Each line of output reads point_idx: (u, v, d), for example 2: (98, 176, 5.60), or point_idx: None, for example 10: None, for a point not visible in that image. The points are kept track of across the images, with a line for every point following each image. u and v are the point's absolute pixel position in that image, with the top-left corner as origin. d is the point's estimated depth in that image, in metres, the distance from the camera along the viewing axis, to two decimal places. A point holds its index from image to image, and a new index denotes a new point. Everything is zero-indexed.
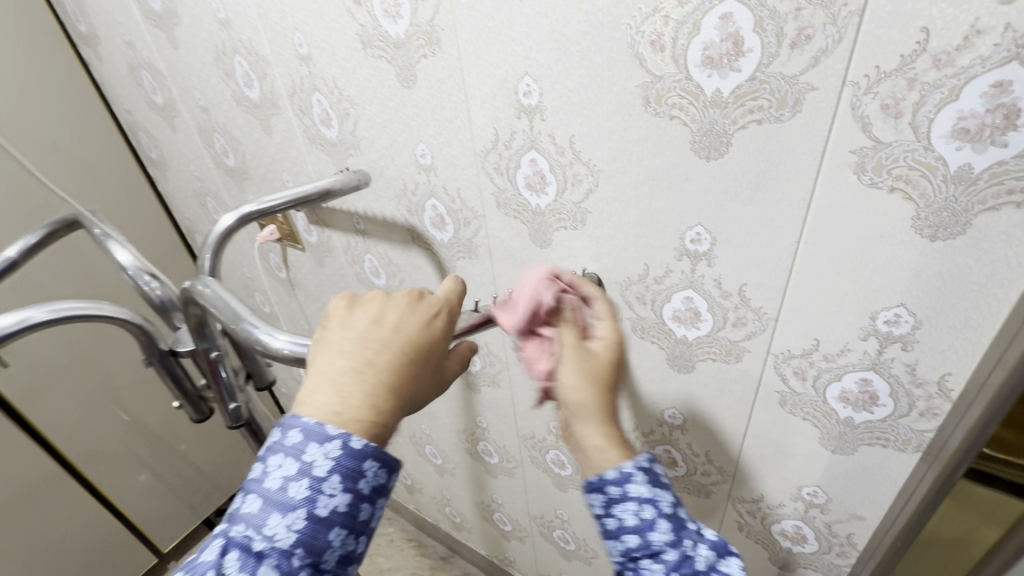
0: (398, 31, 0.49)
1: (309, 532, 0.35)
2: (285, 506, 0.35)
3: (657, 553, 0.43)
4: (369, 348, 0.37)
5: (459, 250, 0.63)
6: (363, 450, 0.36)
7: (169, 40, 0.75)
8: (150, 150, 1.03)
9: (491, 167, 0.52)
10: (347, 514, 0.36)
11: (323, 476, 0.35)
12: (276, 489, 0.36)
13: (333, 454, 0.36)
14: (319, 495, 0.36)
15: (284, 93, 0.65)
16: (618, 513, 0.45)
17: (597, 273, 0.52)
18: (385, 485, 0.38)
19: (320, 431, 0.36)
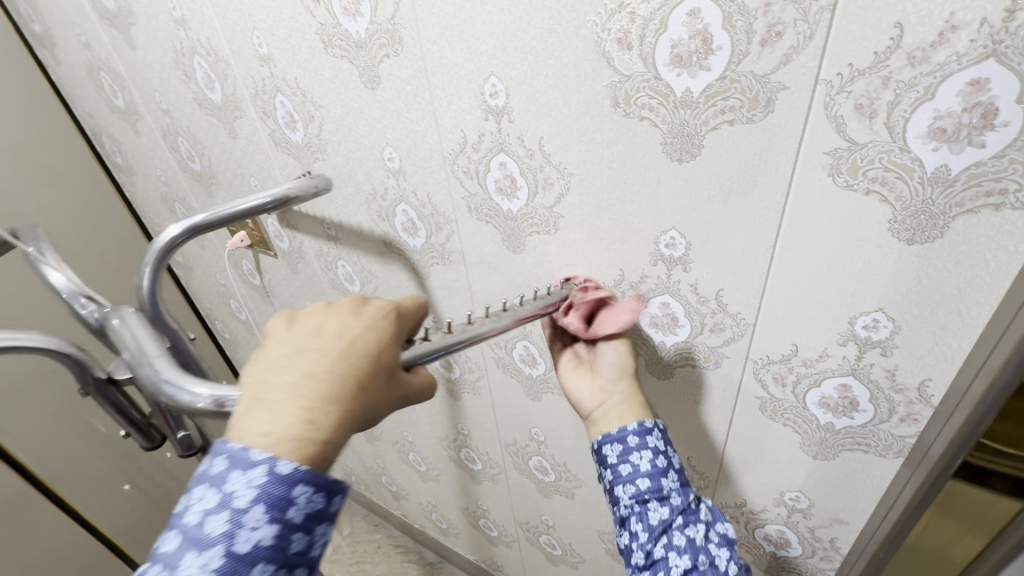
0: (358, 30, 0.47)
1: (225, 574, 0.32)
2: (197, 546, 0.32)
3: (664, 499, 0.44)
4: (307, 360, 0.37)
5: (432, 255, 0.61)
6: (291, 475, 0.33)
7: (126, 40, 0.72)
8: (114, 155, 0.99)
9: (460, 170, 0.50)
10: (272, 549, 0.33)
11: (243, 507, 0.33)
12: (193, 523, 0.33)
13: (256, 482, 0.33)
14: (239, 528, 0.32)
15: (246, 95, 0.63)
16: (634, 460, 0.45)
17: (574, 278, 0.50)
18: (322, 510, 0.36)
19: (244, 456, 0.33)
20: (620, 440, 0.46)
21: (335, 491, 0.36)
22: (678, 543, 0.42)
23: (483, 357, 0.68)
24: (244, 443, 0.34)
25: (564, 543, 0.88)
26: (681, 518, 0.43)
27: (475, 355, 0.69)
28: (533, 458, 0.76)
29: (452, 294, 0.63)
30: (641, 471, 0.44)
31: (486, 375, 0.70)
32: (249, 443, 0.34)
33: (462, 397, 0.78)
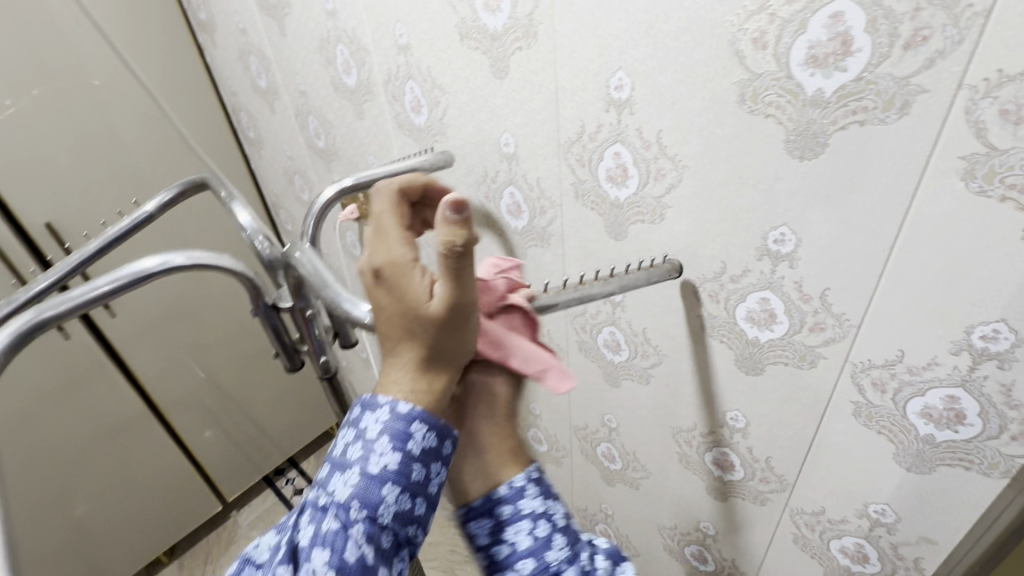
0: (496, 24, 0.52)
1: (363, 488, 0.36)
2: (344, 466, 0.37)
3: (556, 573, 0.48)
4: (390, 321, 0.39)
5: (532, 238, 0.65)
6: (408, 413, 0.38)
7: (278, 28, 0.82)
8: (248, 130, 1.12)
9: (573, 158, 0.54)
10: (397, 474, 0.37)
11: (373, 437, 0.37)
12: (338, 454, 0.38)
13: (383, 417, 0.38)
14: (371, 454, 0.37)
15: (380, 80, 0.70)
16: (512, 535, 0.50)
17: (679, 260, 0.51)
18: (435, 449, 0.39)
19: (373, 400, 0.39)
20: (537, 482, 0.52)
21: (444, 433, 0.39)
22: None
23: (566, 338, 0.71)
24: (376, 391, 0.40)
25: (620, 534, 0.90)
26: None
27: (560, 336, 0.72)
28: (602, 444, 0.79)
29: (546, 275, 0.67)
30: (539, 534, 0.50)
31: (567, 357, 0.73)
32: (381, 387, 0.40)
33: None
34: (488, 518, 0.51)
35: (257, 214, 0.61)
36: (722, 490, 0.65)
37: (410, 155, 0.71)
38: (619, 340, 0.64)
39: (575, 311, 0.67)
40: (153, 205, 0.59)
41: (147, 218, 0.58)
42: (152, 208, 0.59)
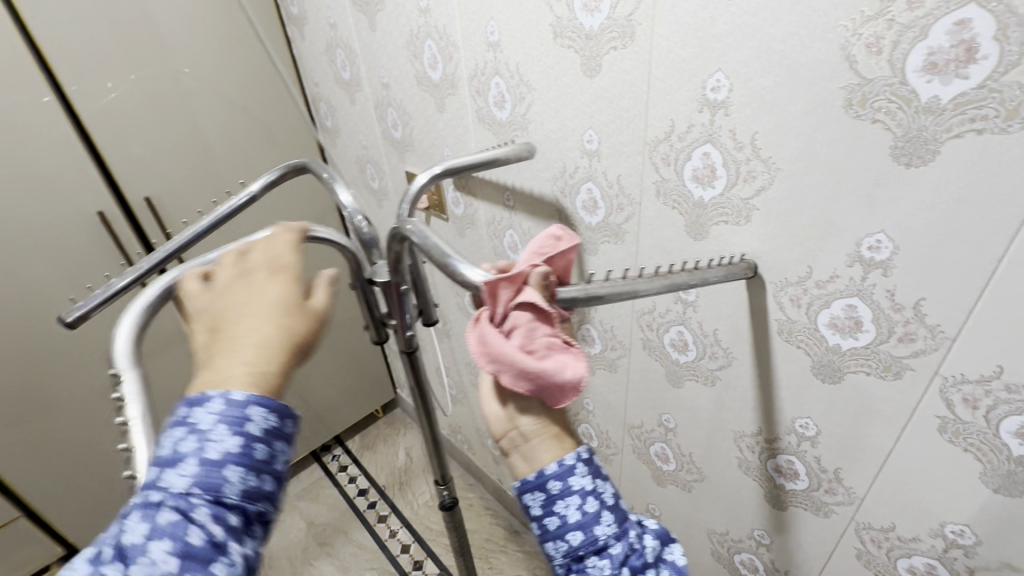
0: (593, 24, 0.53)
1: (201, 475, 0.35)
2: (175, 462, 0.36)
3: (602, 550, 0.43)
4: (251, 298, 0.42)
5: (605, 234, 0.66)
6: (244, 399, 0.38)
7: (368, 23, 0.86)
8: (326, 119, 1.18)
9: (659, 157, 0.55)
10: (238, 456, 0.37)
11: (207, 427, 0.36)
12: (164, 455, 0.36)
13: (217, 409, 0.37)
14: (206, 442, 0.36)
15: (465, 76, 0.73)
16: (560, 509, 0.45)
17: (755, 261, 0.52)
18: (276, 429, 0.39)
19: (201, 397, 0.38)
20: (588, 460, 0.47)
21: (283, 413, 0.40)
22: None
23: (630, 336, 0.72)
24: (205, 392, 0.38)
25: None
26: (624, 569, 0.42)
27: (623, 333, 0.73)
28: (656, 443, 0.80)
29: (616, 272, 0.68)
30: (586, 510, 0.44)
31: (628, 354, 0.74)
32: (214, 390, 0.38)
33: (594, 373, 0.83)
34: (537, 494, 0.46)
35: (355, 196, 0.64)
36: (782, 499, 0.65)
37: (488, 148, 0.74)
38: (687, 340, 0.64)
39: (643, 309, 0.68)
40: (258, 185, 0.64)
41: (251, 197, 0.63)
42: (256, 188, 0.64)
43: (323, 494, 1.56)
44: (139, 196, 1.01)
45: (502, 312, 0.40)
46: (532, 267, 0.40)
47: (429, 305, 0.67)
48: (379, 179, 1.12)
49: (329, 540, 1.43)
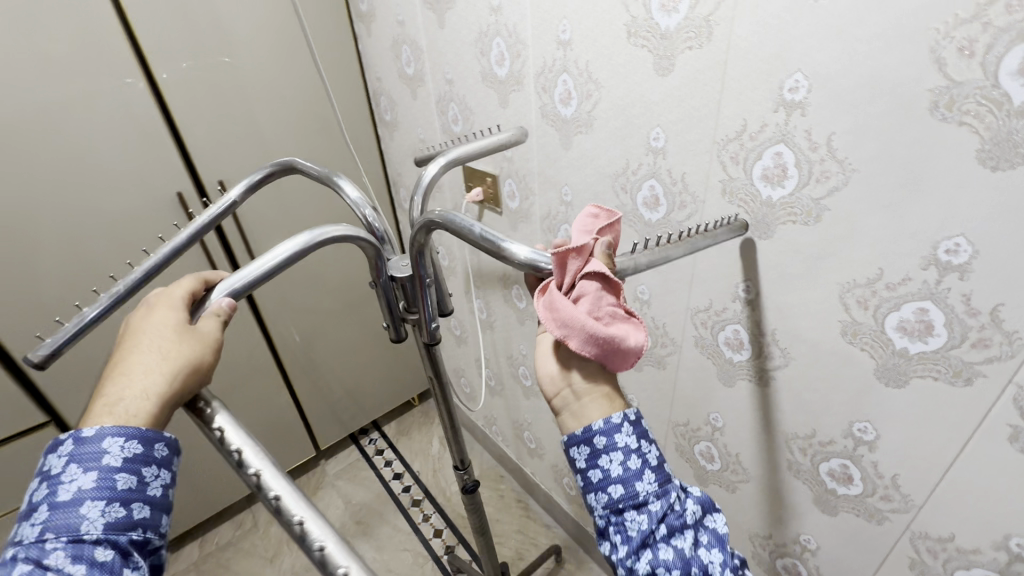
0: (669, 24, 0.55)
1: (53, 518, 0.36)
2: (32, 513, 0.37)
3: (641, 505, 0.44)
4: (128, 335, 0.45)
5: (665, 231, 0.67)
6: (97, 433, 0.38)
7: (437, 21, 0.89)
8: (385, 113, 1.23)
9: (728, 155, 0.56)
10: (96, 490, 0.37)
11: (57, 471, 0.37)
12: (26, 508, 0.37)
13: (67, 451, 0.38)
14: (60, 486, 0.37)
15: (532, 73, 0.75)
16: (604, 463, 0.45)
17: (745, 219, 0.57)
18: (143, 455, 0.39)
19: (56, 442, 0.39)
20: (636, 421, 0.47)
21: (152, 437, 0.40)
22: (666, 558, 0.42)
23: (682, 333, 0.73)
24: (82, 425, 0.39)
25: None
26: (662, 524, 0.43)
27: (675, 330, 0.74)
28: (701, 442, 0.80)
29: (674, 269, 0.69)
30: (629, 466, 0.45)
31: (679, 352, 0.75)
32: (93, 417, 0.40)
33: (642, 369, 0.84)
34: (582, 448, 0.46)
35: (359, 188, 0.66)
36: (832, 503, 0.65)
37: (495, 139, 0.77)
38: (743, 339, 0.65)
39: (698, 306, 0.69)
40: (238, 190, 0.61)
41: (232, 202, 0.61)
42: (237, 193, 0.61)
43: (360, 475, 1.62)
44: (213, 178, 1.08)
45: (571, 282, 0.43)
46: (595, 240, 0.44)
47: (444, 294, 0.70)
48: (434, 173, 1.15)
49: (365, 519, 1.48)
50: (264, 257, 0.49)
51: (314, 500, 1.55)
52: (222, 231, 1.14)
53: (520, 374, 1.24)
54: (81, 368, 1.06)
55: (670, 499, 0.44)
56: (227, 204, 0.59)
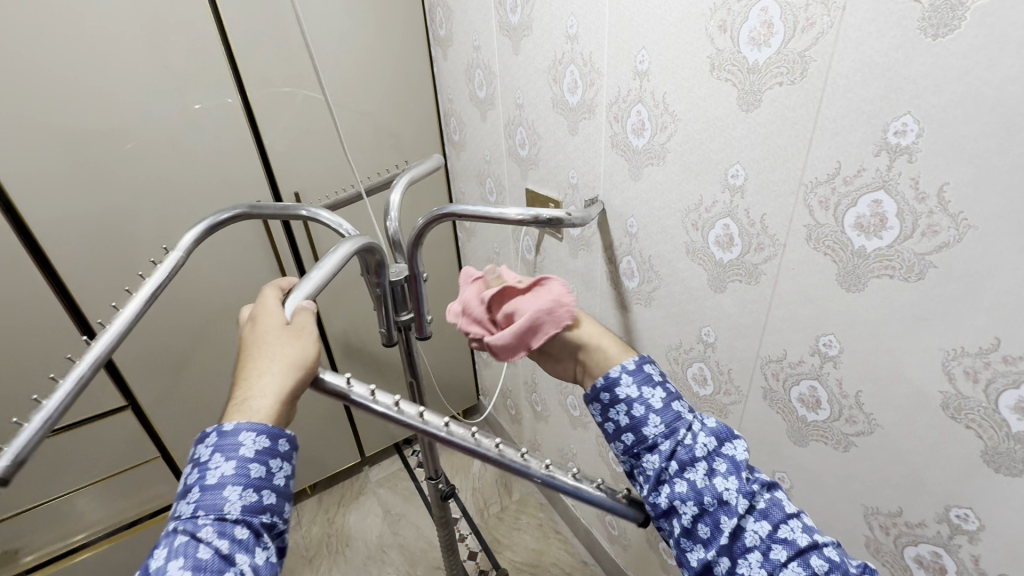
0: (759, 58, 0.52)
1: (204, 497, 0.45)
2: (186, 491, 0.46)
3: (653, 447, 0.55)
4: (244, 342, 0.53)
5: (738, 273, 0.63)
6: (235, 429, 0.48)
7: (512, 47, 0.90)
8: (454, 133, 1.25)
9: (816, 199, 0.52)
10: (236, 477, 0.46)
11: (206, 458, 0.47)
12: (183, 487, 0.47)
13: (212, 442, 0.47)
14: (208, 470, 0.46)
15: (605, 101, 0.74)
16: (615, 416, 0.57)
17: (750, 230, 0.60)
18: (269, 448, 0.48)
19: (204, 435, 0.48)
20: (635, 372, 0.58)
21: (277, 434, 0.49)
22: (680, 491, 0.52)
23: (749, 382, 0.68)
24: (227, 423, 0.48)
25: None
26: (672, 462, 0.53)
27: (741, 379, 0.69)
28: None
29: (745, 313, 0.65)
30: (636, 414, 0.56)
31: (743, 402, 0.70)
32: (235, 419, 0.49)
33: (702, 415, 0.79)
34: (597, 404, 0.59)
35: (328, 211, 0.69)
36: None
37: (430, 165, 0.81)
38: (821, 397, 0.59)
39: (770, 355, 0.64)
40: (187, 242, 0.62)
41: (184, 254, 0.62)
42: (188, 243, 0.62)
43: (400, 485, 1.63)
44: (290, 190, 1.15)
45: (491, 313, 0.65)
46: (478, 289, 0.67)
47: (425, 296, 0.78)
48: (497, 194, 1.16)
49: (402, 531, 1.49)
50: (324, 261, 0.58)
51: (355, 505, 1.58)
52: (292, 238, 1.20)
53: (568, 403, 1.21)
54: (161, 358, 1.15)
55: (679, 438, 0.54)
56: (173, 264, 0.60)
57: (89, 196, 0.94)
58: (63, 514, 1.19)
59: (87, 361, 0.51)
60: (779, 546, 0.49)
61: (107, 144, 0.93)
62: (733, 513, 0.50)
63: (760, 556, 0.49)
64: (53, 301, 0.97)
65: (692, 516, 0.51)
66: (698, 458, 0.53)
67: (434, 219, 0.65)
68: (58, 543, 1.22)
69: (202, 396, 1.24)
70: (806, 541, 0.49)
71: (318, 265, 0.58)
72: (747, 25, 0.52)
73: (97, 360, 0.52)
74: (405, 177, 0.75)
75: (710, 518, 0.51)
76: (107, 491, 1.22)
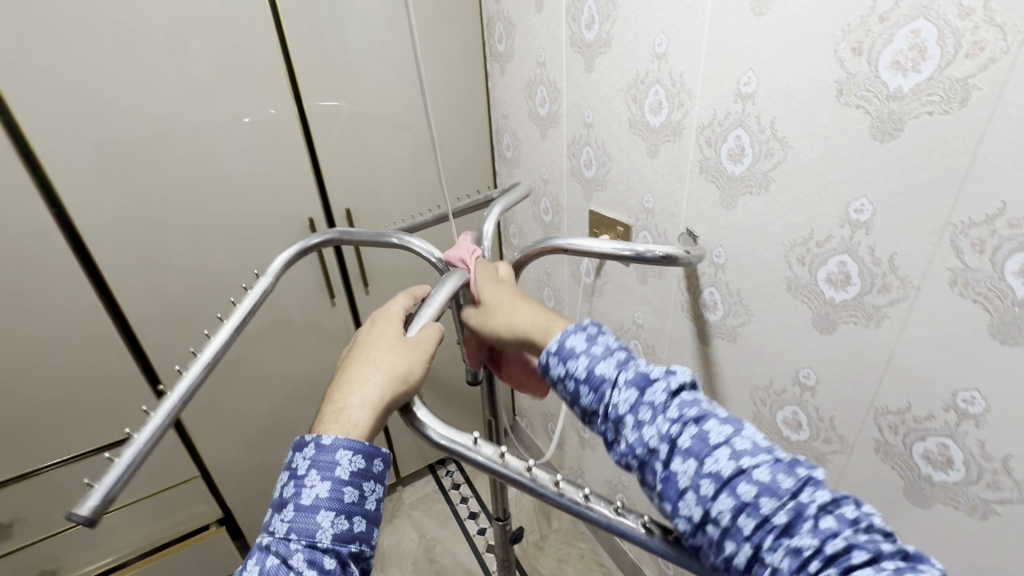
0: (903, 84, 0.47)
1: (298, 519, 0.39)
2: (280, 504, 0.41)
3: (592, 412, 0.48)
4: (358, 343, 0.50)
5: (852, 314, 0.58)
6: (332, 444, 0.42)
7: (585, 64, 0.86)
8: (507, 150, 1.21)
9: (967, 242, 0.46)
10: (330, 501, 0.40)
11: (302, 473, 0.41)
12: (277, 499, 0.42)
13: (309, 454, 0.42)
14: (303, 488, 0.41)
15: (694, 125, 0.69)
16: (558, 387, 0.52)
17: (874, 271, 0.54)
18: (364, 470, 0.42)
19: (302, 441, 0.43)
20: (558, 348, 0.51)
21: (372, 454, 0.43)
22: (624, 449, 0.45)
23: (859, 433, 0.62)
24: (321, 432, 0.43)
25: None
26: (612, 424, 0.46)
27: (847, 428, 0.63)
28: None
29: (857, 358, 0.59)
30: (570, 386, 0.50)
31: (848, 453, 0.64)
32: (327, 429, 0.43)
33: None
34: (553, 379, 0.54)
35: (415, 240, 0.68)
36: None
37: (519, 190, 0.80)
38: (954, 456, 0.53)
39: (887, 406, 0.58)
40: (272, 271, 0.62)
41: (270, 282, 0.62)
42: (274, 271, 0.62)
43: (435, 508, 1.58)
44: (341, 207, 1.13)
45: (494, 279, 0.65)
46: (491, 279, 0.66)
47: None
48: (553, 214, 1.12)
49: (438, 558, 1.43)
50: (440, 294, 0.54)
51: (388, 528, 1.53)
52: (341, 254, 1.18)
53: None
54: None
55: (606, 398, 0.47)
56: (261, 291, 0.60)
57: (142, 209, 0.92)
58: (98, 532, 1.16)
59: (177, 393, 0.49)
60: (706, 481, 0.40)
61: (163, 154, 0.92)
62: (660, 460, 0.42)
63: (694, 497, 0.40)
64: (102, 313, 0.96)
65: (634, 466, 0.45)
66: (623, 413, 0.45)
67: (533, 252, 0.67)
68: (93, 562, 1.19)
69: (243, 413, 1.22)
70: (731, 468, 0.39)
71: (430, 300, 0.54)
72: (892, 48, 0.47)
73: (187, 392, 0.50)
74: (501, 205, 0.74)
75: (650, 469, 0.43)
76: (145, 508, 1.19)
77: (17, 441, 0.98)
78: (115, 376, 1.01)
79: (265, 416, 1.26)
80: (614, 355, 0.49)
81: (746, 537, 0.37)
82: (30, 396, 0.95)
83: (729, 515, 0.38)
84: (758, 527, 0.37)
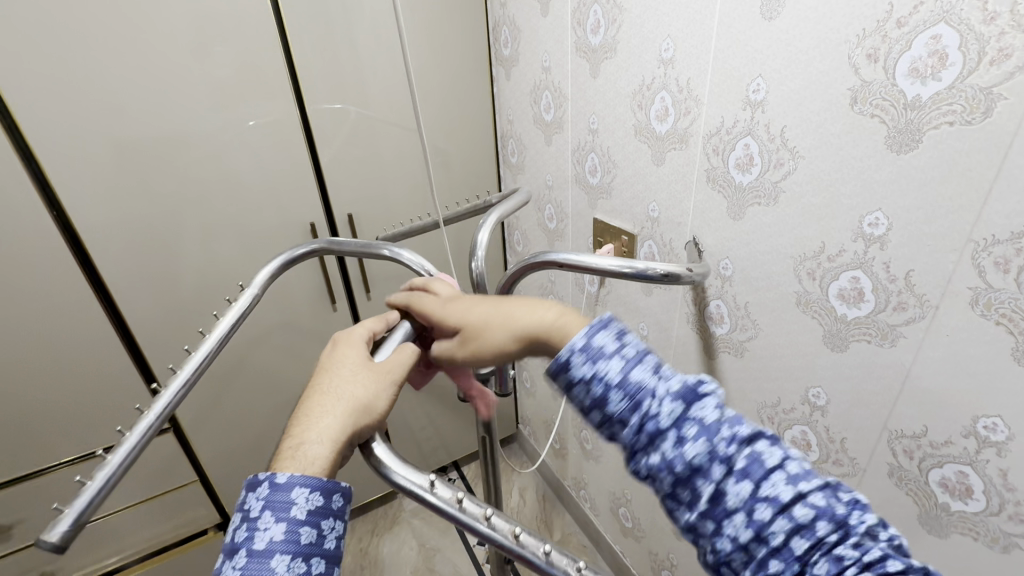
0: (921, 93, 0.44)
1: (250, 566, 0.37)
2: (230, 552, 0.38)
3: (619, 420, 0.42)
4: (321, 370, 0.48)
5: (865, 332, 0.55)
6: (288, 482, 0.39)
7: (590, 70, 0.84)
8: (511, 155, 1.20)
9: (990, 260, 0.43)
10: (285, 543, 0.38)
11: (254, 515, 0.39)
12: (226, 547, 0.39)
13: (262, 494, 0.39)
14: (256, 531, 0.38)
15: (702, 133, 0.67)
16: (575, 391, 0.45)
17: (888, 288, 0.52)
18: (323, 507, 0.40)
19: (254, 481, 0.40)
20: (587, 348, 0.45)
21: (331, 489, 0.40)
22: (655, 462, 0.40)
23: (871, 456, 0.59)
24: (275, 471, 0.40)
25: None
26: (643, 435, 0.40)
27: (859, 450, 0.60)
28: None
29: (871, 378, 0.56)
30: (596, 390, 0.43)
31: (859, 476, 0.62)
32: (281, 468, 0.40)
33: None
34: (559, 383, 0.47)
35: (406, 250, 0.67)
36: None
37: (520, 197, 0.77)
38: (973, 486, 0.50)
39: (900, 429, 0.55)
40: (260, 280, 0.61)
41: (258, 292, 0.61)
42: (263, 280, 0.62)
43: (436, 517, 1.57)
44: (343, 212, 1.12)
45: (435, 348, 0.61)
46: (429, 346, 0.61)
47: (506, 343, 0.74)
48: (557, 220, 1.10)
49: (437, 568, 1.41)
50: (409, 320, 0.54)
51: (388, 536, 1.51)
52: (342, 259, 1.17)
53: None
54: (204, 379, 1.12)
55: (644, 407, 0.41)
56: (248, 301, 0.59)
57: (143, 214, 0.92)
58: (96, 535, 1.15)
59: (155, 410, 0.47)
60: (762, 504, 0.36)
61: (164, 157, 0.91)
62: (712, 478, 0.38)
63: (745, 518, 0.36)
64: (101, 318, 0.94)
65: (668, 483, 0.39)
66: (664, 426, 0.40)
67: (526, 266, 0.65)
68: (92, 565, 1.18)
69: (242, 418, 1.21)
70: (790, 492, 0.36)
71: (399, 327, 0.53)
72: (910, 54, 0.44)
73: (165, 410, 0.48)
74: (497, 213, 0.72)
75: (691, 485, 0.38)
76: (143, 512, 1.18)
77: (16, 443, 0.97)
78: (115, 380, 1.01)
79: (265, 421, 1.25)
80: (647, 361, 0.44)
81: (798, 557, 0.35)
82: (27, 401, 0.94)
83: (783, 536, 0.35)
84: (812, 547, 0.35)
